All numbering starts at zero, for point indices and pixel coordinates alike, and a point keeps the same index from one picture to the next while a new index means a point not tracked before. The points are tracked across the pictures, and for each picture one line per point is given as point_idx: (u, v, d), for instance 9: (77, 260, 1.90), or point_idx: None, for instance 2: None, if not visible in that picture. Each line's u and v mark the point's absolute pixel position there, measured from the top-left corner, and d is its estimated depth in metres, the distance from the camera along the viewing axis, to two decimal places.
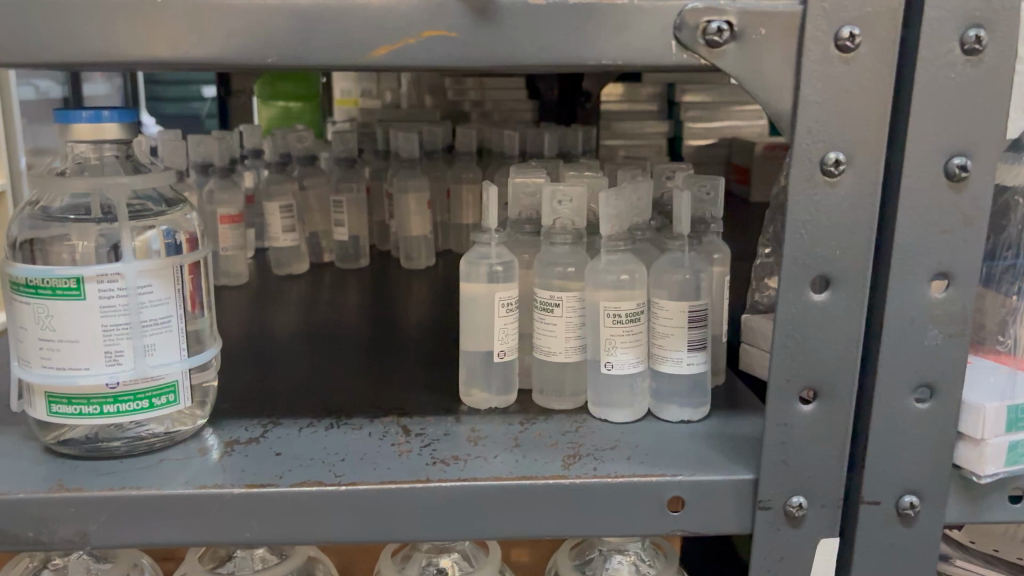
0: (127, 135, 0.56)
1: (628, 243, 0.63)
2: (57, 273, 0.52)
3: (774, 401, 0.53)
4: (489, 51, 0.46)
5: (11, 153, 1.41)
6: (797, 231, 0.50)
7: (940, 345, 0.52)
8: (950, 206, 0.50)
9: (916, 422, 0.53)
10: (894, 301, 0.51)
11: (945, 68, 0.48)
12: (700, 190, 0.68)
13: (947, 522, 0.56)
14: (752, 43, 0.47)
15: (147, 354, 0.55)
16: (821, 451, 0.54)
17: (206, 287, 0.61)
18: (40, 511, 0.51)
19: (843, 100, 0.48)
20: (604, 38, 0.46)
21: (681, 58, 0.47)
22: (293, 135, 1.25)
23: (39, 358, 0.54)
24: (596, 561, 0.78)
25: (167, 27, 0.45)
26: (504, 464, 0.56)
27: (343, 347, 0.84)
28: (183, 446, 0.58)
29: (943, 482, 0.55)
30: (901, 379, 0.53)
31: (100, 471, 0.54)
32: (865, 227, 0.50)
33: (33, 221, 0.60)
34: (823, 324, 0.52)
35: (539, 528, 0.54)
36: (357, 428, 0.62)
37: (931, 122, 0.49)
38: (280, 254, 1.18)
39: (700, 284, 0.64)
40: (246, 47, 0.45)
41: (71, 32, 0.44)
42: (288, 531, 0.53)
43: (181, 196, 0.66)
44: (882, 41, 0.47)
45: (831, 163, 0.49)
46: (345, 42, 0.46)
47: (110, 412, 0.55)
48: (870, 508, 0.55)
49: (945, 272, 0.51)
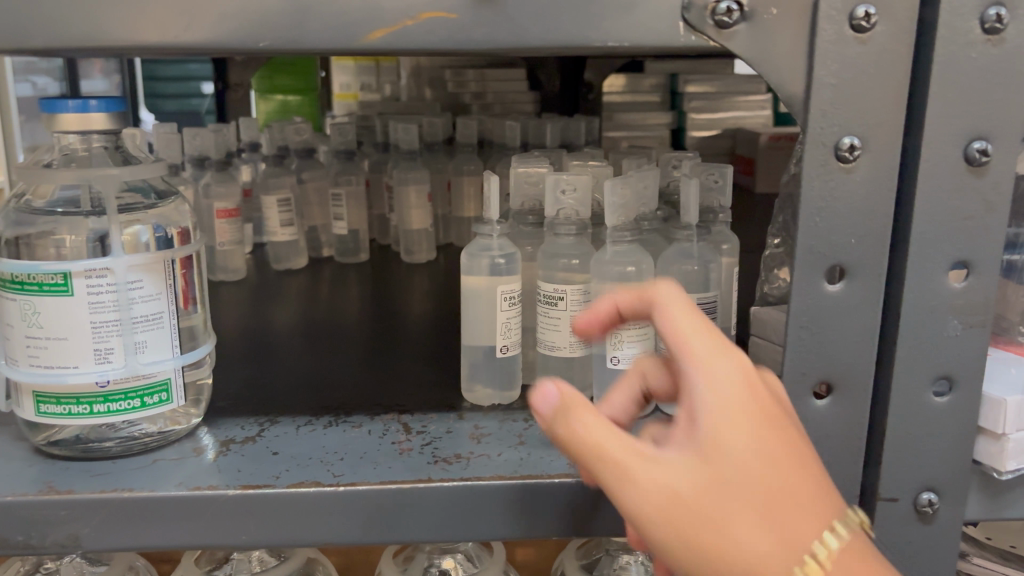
0: (116, 125, 0.54)
1: (635, 234, 0.61)
2: (44, 268, 0.50)
3: (788, 396, 0.51)
4: (490, 33, 0.44)
5: None
6: (811, 218, 0.48)
7: (960, 336, 0.50)
8: (972, 192, 0.48)
9: (935, 415, 0.52)
10: (912, 291, 0.50)
11: (966, 48, 0.46)
12: (708, 178, 0.67)
13: (967, 519, 0.54)
14: (764, 23, 0.45)
15: (137, 351, 0.53)
16: (836, 447, 0.52)
17: (200, 282, 0.59)
18: (28, 514, 0.49)
19: (859, 82, 0.46)
20: (611, 18, 0.44)
21: (690, 40, 0.45)
22: (291, 127, 1.23)
23: (26, 357, 0.53)
24: (603, 560, 0.76)
25: (157, 10, 0.43)
26: (508, 463, 0.54)
27: (342, 342, 0.82)
28: (178, 446, 0.56)
29: (964, 478, 0.53)
30: (920, 372, 0.51)
31: (91, 472, 0.52)
32: (882, 214, 0.48)
33: (18, 215, 0.58)
34: (839, 315, 0.50)
35: (546, 529, 0.53)
36: (356, 426, 0.60)
37: (951, 105, 0.47)
38: (278, 248, 1.17)
39: (710, 275, 0.62)
40: (237, 31, 0.43)
41: (54, 16, 0.42)
42: (287, 534, 0.51)
43: (171, 186, 0.64)
44: (898, 19, 0.46)
45: (845, 148, 0.47)
46: (339, 25, 0.44)
47: (101, 412, 0.53)
48: (888, 505, 0.53)
49: (966, 261, 0.49)
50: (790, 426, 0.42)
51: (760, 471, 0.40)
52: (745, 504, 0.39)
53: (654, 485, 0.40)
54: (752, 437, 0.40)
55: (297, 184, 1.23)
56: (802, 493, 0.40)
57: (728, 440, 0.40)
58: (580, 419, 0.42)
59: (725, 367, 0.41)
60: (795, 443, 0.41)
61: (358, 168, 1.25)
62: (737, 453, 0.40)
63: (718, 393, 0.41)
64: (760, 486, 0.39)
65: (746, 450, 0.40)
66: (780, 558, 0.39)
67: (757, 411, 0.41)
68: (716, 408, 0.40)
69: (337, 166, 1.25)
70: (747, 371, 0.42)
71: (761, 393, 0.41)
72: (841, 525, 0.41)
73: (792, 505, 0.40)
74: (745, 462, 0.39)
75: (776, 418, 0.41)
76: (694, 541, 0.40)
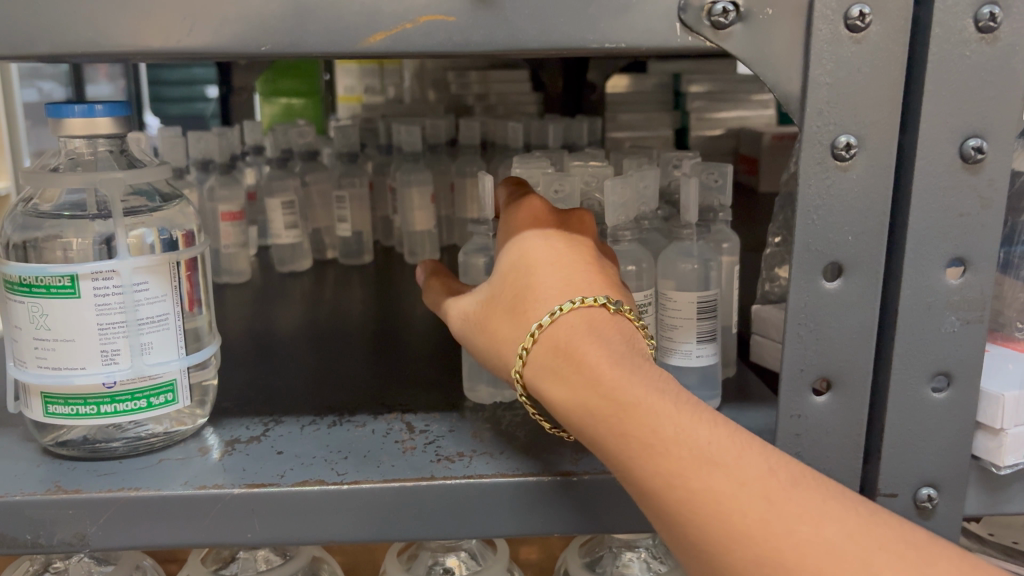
0: (120, 129, 0.55)
1: (635, 232, 0.63)
2: (51, 270, 0.51)
3: (787, 392, 0.52)
4: (488, 35, 0.45)
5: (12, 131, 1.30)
6: (809, 217, 0.49)
7: (958, 333, 0.51)
8: (967, 189, 0.49)
9: (933, 412, 0.52)
10: (910, 288, 0.50)
11: (960, 46, 0.46)
12: (708, 177, 0.67)
13: (965, 514, 0.54)
14: (759, 23, 0.46)
15: (143, 353, 0.54)
16: (835, 443, 0.53)
17: (205, 285, 0.60)
18: (37, 514, 0.50)
19: (855, 81, 0.47)
20: (607, 19, 0.45)
21: (687, 41, 0.45)
22: (294, 130, 1.24)
23: (34, 358, 0.53)
24: (605, 558, 0.77)
25: (160, 14, 0.43)
26: (510, 460, 0.55)
27: (346, 343, 0.83)
28: (184, 446, 0.57)
29: (962, 473, 0.53)
30: (918, 369, 0.51)
31: (99, 472, 0.53)
32: (879, 211, 0.49)
33: (24, 220, 0.59)
34: (837, 313, 0.50)
35: (547, 525, 0.53)
36: (360, 426, 0.61)
37: (946, 104, 0.47)
38: (282, 250, 1.17)
39: (709, 274, 0.63)
40: (240, 35, 0.44)
41: (58, 24, 0.43)
42: (291, 531, 0.52)
43: (176, 190, 0.65)
44: (893, 19, 0.46)
45: (842, 147, 0.48)
46: (340, 29, 0.44)
47: (108, 412, 0.54)
48: (888, 501, 0.53)
49: (962, 257, 0.50)
50: (563, 242, 0.52)
51: (511, 276, 0.52)
52: (498, 304, 0.52)
53: (461, 306, 0.56)
54: (513, 251, 0.52)
55: (301, 187, 1.24)
56: (543, 285, 0.50)
57: (509, 261, 0.52)
58: (435, 281, 0.63)
59: (515, 211, 0.55)
60: (559, 251, 0.51)
61: (362, 170, 1.26)
62: (514, 271, 0.52)
63: (507, 229, 0.55)
64: (507, 287, 0.52)
65: (524, 265, 0.51)
66: (520, 336, 0.49)
67: (541, 240, 0.52)
68: (510, 244, 0.53)
69: (340, 169, 1.25)
70: (525, 207, 0.55)
71: (538, 222, 0.53)
72: (590, 313, 0.48)
73: (531, 296, 0.50)
74: (501, 270, 0.53)
75: (542, 237, 0.52)
76: (478, 339, 0.54)
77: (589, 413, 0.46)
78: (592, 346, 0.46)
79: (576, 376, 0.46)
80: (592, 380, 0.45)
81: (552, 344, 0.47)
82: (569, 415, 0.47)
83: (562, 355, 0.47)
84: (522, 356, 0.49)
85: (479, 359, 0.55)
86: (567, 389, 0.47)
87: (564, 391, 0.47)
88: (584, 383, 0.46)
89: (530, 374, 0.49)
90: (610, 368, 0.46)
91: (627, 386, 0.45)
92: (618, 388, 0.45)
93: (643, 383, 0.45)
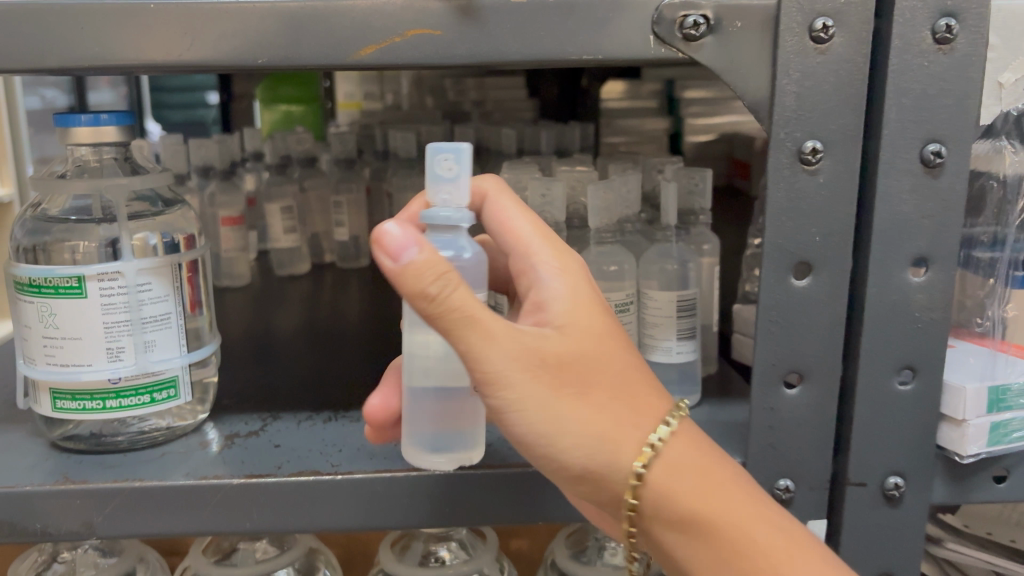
0: (125, 138, 0.58)
1: (616, 236, 0.65)
2: (59, 272, 0.54)
3: (759, 386, 0.54)
4: (473, 47, 0.47)
5: (18, 136, 1.32)
6: (779, 218, 0.51)
7: (922, 329, 0.53)
8: (928, 192, 0.51)
9: (899, 404, 0.54)
10: (875, 286, 0.53)
11: (918, 57, 0.49)
12: (689, 182, 0.70)
13: (931, 502, 0.57)
14: (728, 35, 0.48)
15: (147, 350, 0.56)
16: (807, 434, 0.55)
17: (205, 286, 0.63)
18: (46, 504, 0.53)
19: (820, 89, 0.49)
20: (586, 32, 0.47)
21: (660, 52, 0.48)
22: (292, 137, 1.29)
23: (43, 356, 0.56)
24: (592, 548, 0.79)
25: (164, 29, 0.46)
26: (497, 452, 0.57)
27: (343, 343, 0.86)
28: (185, 440, 0.60)
29: (927, 463, 0.56)
30: (884, 363, 0.54)
31: (105, 465, 0.56)
32: (844, 214, 0.51)
33: (34, 225, 0.62)
34: (806, 310, 0.53)
35: (533, 513, 0.56)
36: (354, 421, 0.63)
37: (907, 111, 0.50)
38: (280, 255, 1.20)
39: (688, 273, 0.66)
40: (238, 49, 0.47)
41: (69, 40, 0.46)
42: (288, 520, 0.54)
43: (178, 195, 0.68)
44: (854, 32, 0.49)
45: (808, 152, 0.50)
46: (333, 42, 0.47)
47: (113, 407, 0.56)
48: (857, 490, 0.56)
49: (924, 257, 0.52)
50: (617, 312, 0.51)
51: (589, 333, 0.46)
52: (587, 384, 0.46)
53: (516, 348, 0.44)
54: (574, 302, 0.47)
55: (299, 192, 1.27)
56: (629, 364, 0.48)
57: (582, 317, 0.47)
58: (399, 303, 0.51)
59: (565, 259, 0.50)
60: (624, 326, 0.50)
61: (358, 175, 1.28)
62: (591, 329, 0.47)
63: (554, 271, 0.49)
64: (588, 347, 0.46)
65: (599, 323, 0.47)
66: (648, 427, 0.47)
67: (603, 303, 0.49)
68: (569, 293, 0.47)
69: (337, 174, 1.27)
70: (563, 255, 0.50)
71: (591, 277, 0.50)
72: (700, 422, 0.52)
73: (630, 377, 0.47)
74: (561, 322, 0.46)
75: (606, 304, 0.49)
76: (542, 406, 0.45)
77: (750, 531, 0.48)
78: (743, 471, 0.51)
79: (742, 492, 0.49)
80: (755, 502, 0.49)
81: (700, 446, 0.49)
82: (712, 524, 0.48)
83: (711, 459, 0.49)
84: (654, 448, 0.47)
85: (517, 422, 0.45)
86: (724, 496, 0.49)
87: (721, 495, 0.48)
88: (750, 501, 0.49)
89: (660, 469, 0.48)
90: (756, 486, 0.50)
91: (789, 522, 0.50)
92: (784, 521, 0.50)
93: (792, 521, 0.51)
